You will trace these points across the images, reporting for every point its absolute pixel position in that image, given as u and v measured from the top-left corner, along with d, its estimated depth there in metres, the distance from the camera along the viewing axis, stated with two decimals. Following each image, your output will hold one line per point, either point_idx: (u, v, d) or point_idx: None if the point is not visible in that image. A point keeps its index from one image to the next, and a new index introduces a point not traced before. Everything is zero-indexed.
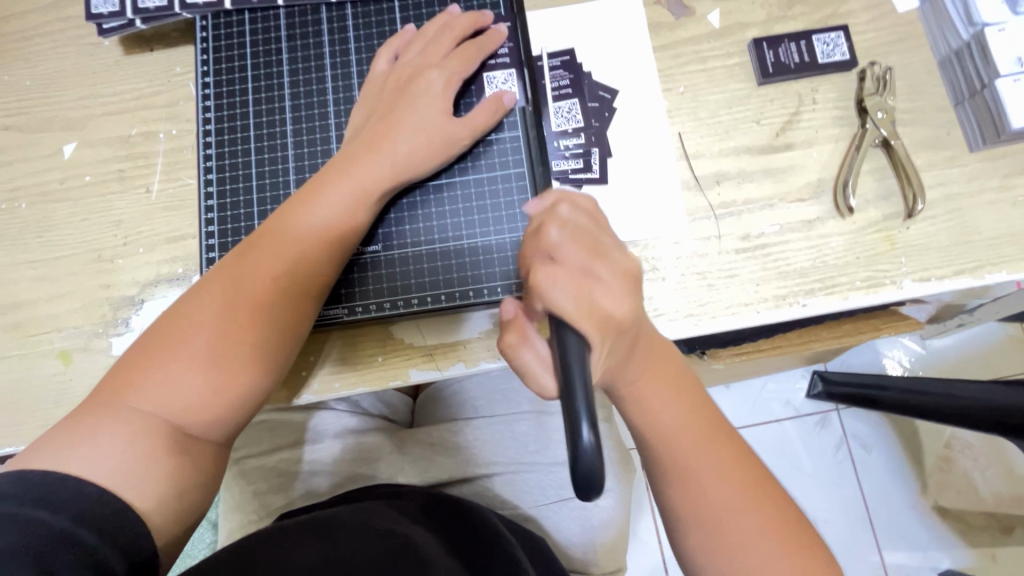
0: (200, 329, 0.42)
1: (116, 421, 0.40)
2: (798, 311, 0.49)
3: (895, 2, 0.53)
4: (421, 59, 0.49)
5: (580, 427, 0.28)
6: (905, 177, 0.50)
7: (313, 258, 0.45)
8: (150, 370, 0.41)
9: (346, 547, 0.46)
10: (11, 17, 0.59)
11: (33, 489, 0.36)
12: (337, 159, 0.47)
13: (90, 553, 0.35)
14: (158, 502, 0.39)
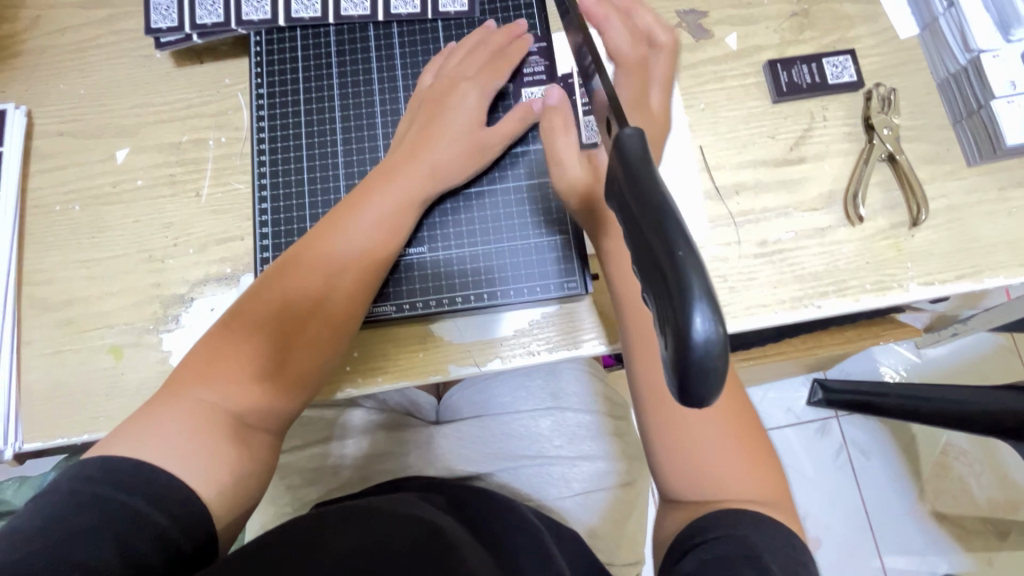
0: (259, 325, 0.46)
1: (180, 411, 0.42)
2: (813, 312, 0.53)
3: (897, 29, 0.58)
4: (455, 76, 0.54)
5: (693, 309, 0.19)
6: (909, 190, 0.54)
7: (362, 257, 0.49)
8: (215, 364, 0.44)
9: (383, 530, 0.47)
10: (67, 29, 0.62)
11: (107, 472, 0.38)
12: (380, 169, 0.52)
13: (161, 532, 0.37)
14: (218, 488, 0.41)
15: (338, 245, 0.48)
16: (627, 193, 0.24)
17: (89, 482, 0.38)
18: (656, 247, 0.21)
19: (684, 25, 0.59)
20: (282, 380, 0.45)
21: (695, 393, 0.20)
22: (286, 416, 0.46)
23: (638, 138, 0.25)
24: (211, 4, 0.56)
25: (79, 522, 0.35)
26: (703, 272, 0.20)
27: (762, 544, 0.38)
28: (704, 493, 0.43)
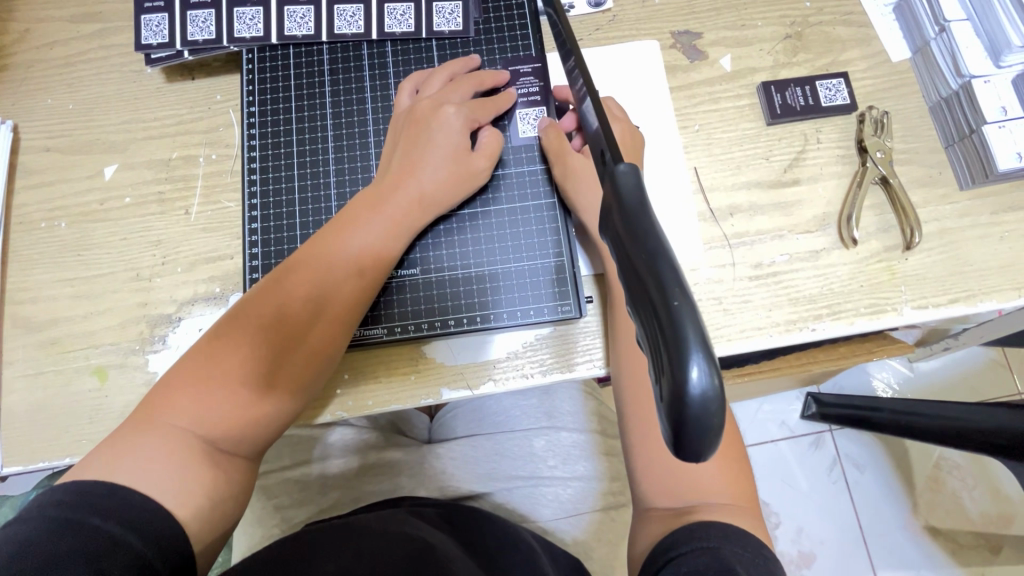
0: (237, 351, 0.44)
1: (155, 438, 0.41)
2: (808, 335, 0.52)
3: (889, 53, 0.59)
4: (438, 98, 0.52)
5: (690, 361, 0.19)
6: (903, 213, 0.54)
7: (347, 282, 0.48)
8: (192, 386, 0.42)
9: (369, 552, 0.47)
10: (56, 43, 0.61)
11: (82, 496, 0.37)
12: (367, 192, 0.51)
13: (138, 558, 0.35)
14: (197, 513, 0.40)
15: (325, 270, 0.47)
16: (624, 232, 0.24)
17: (63, 505, 0.36)
18: (652, 295, 0.21)
19: (678, 46, 0.59)
20: (260, 411, 0.44)
21: (692, 448, 0.20)
22: (266, 440, 0.46)
23: (634, 175, 0.25)
24: (203, 20, 0.56)
25: (51, 547, 0.34)
26: (699, 320, 0.20)
27: (735, 556, 0.37)
28: (680, 501, 0.43)
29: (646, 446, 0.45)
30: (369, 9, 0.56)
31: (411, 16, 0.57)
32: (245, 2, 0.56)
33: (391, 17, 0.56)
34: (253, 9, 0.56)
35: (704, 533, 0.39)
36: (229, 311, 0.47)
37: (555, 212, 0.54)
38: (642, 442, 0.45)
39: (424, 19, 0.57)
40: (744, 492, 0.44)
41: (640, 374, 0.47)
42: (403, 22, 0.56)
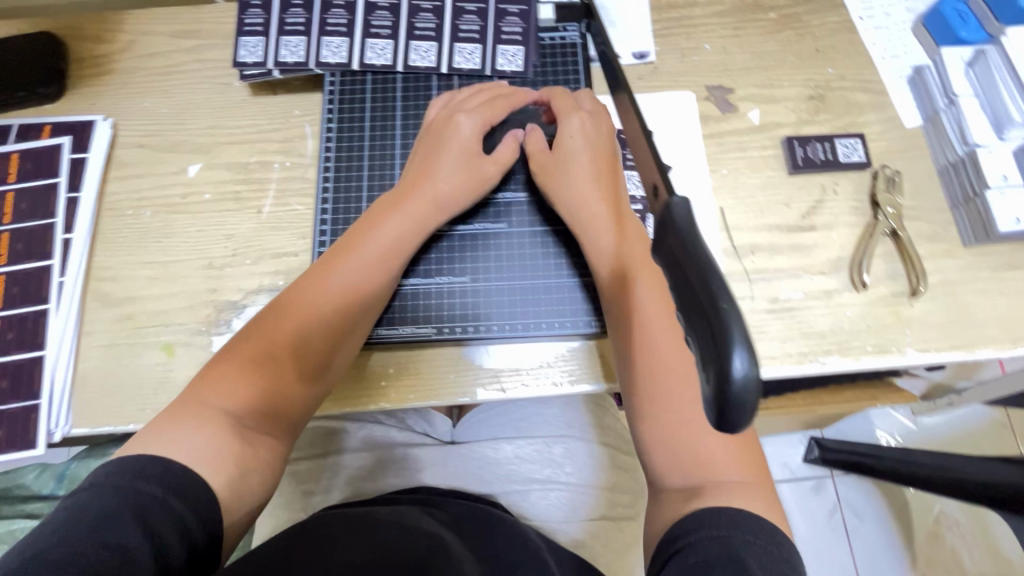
0: (266, 339, 0.50)
1: (189, 413, 0.46)
2: (817, 368, 0.57)
3: (903, 118, 0.65)
4: (455, 109, 0.59)
5: (734, 353, 0.24)
6: (910, 262, 0.59)
7: (368, 279, 0.53)
8: (226, 371, 0.48)
9: (383, 545, 0.51)
10: (157, 54, 0.69)
11: (129, 466, 0.41)
12: (384, 198, 0.57)
13: (180, 521, 0.40)
14: (231, 480, 0.44)
15: (346, 270, 0.53)
16: (680, 248, 0.28)
17: (117, 473, 0.41)
18: (703, 301, 0.26)
19: (712, 98, 0.66)
20: (279, 393, 0.49)
21: (732, 423, 0.24)
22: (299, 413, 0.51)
23: (685, 203, 0.30)
24: (295, 46, 0.63)
25: (104, 508, 0.38)
26: (743, 321, 0.25)
27: (740, 540, 0.41)
28: (693, 477, 0.47)
29: (654, 428, 0.49)
30: (442, 47, 0.64)
31: (478, 54, 0.64)
32: (333, 33, 0.63)
33: (460, 55, 0.64)
34: (340, 40, 0.63)
35: (711, 519, 0.42)
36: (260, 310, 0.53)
37: None
38: (654, 426, 0.49)
39: (488, 59, 0.64)
40: (750, 462, 0.47)
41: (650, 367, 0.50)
42: (470, 60, 0.64)
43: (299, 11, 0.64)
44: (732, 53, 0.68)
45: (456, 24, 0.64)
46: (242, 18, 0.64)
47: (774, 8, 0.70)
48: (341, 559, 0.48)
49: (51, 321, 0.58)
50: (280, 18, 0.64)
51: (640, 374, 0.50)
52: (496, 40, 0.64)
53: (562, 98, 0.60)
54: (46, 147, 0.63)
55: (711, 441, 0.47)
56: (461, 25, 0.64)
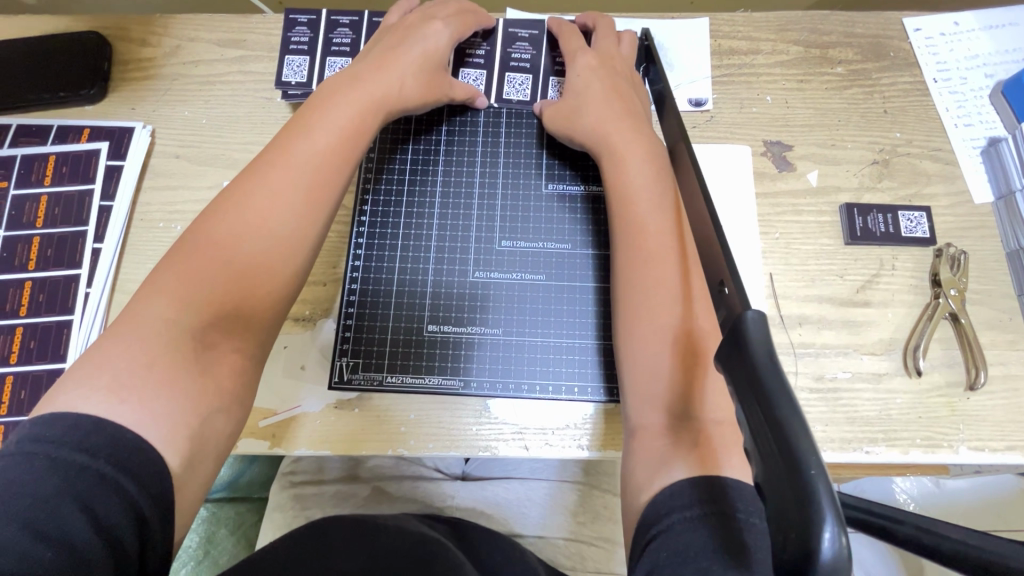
0: (206, 232, 0.45)
1: (122, 329, 0.41)
2: (861, 457, 0.53)
3: (972, 194, 0.61)
4: (425, 15, 0.59)
5: (824, 525, 0.21)
6: (969, 352, 0.55)
7: (323, 166, 0.50)
8: (164, 277, 0.43)
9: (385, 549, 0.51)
10: (200, 62, 0.67)
11: (58, 431, 0.35)
12: (328, 90, 0.54)
13: (131, 501, 0.34)
14: (184, 426, 0.39)
15: (295, 157, 0.49)
16: (758, 378, 0.26)
17: (52, 444, 0.34)
18: (786, 468, 0.23)
19: (769, 155, 0.63)
20: (227, 291, 0.44)
21: None
22: (259, 315, 0.45)
23: (761, 321, 0.28)
24: (341, 66, 0.62)
25: (39, 490, 0.33)
26: (829, 485, 0.22)
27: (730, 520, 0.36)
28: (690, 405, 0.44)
29: (635, 346, 0.47)
30: (491, 76, 0.62)
31: (528, 86, 0.62)
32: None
33: (509, 85, 0.62)
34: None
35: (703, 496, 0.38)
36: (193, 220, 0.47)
37: None
38: (631, 341, 0.47)
39: (539, 91, 0.62)
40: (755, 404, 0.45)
41: (653, 289, 0.48)
42: (520, 90, 0.62)
43: (346, 30, 0.63)
44: (794, 107, 0.64)
45: (508, 52, 0.62)
46: (288, 35, 0.63)
47: (842, 62, 0.66)
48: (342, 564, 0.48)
49: (75, 331, 0.57)
50: (326, 36, 0.63)
51: (625, 289, 0.49)
52: (549, 71, 0.62)
53: (570, 37, 0.60)
54: (84, 152, 0.63)
55: (696, 367, 0.45)
56: (513, 54, 0.62)
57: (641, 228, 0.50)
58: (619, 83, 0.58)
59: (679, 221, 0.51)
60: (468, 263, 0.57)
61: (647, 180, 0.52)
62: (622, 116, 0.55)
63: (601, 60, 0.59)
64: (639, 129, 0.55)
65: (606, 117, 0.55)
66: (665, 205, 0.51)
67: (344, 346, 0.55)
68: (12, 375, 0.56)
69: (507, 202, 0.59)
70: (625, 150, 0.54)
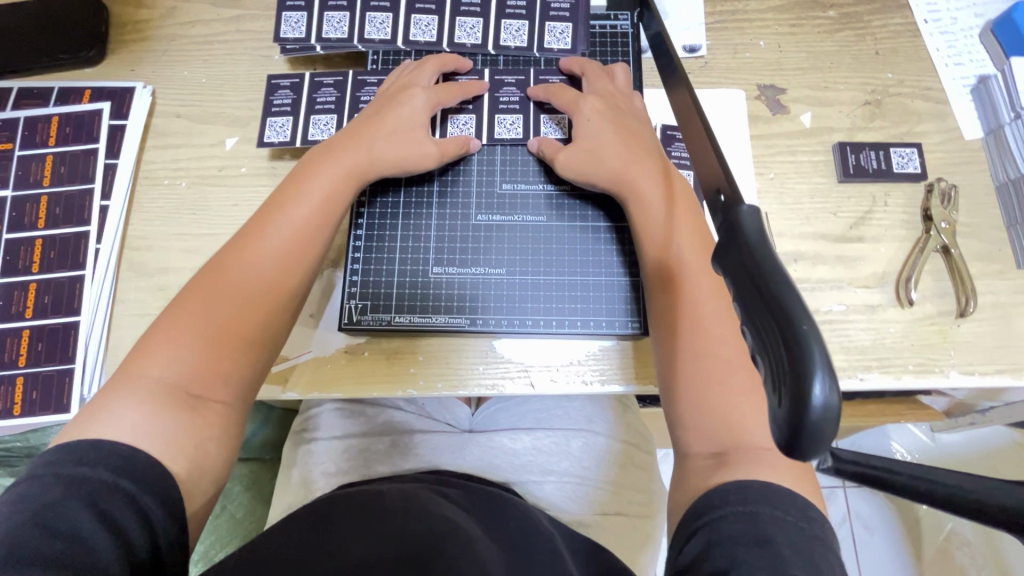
0: (194, 308, 0.47)
1: (118, 391, 0.43)
2: (856, 384, 0.55)
3: (962, 130, 0.62)
4: (409, 82, 0.58)
5: (814, 377, 0.23)
6: (960, 282, 0.57)
7: (296, 246, 0.51)
8: (156, 346, 0.45)
9: (396, 532, 0.51)
10: (197, 22, 0.68)
11: (71, 454, 0.39)
12: (312, 159, 0.55)
13: (132, 500, 0.38)
14: (184, 455, 0.42)
15: (277, 229, 0.51)
16: (757, 269, 0.27)
17: (56, 462, 0.38)
18: (778, 326, 0.24)
19: (763, 98, 0.64)
20: (208, 376, 0.45)
21: (805, 450, 0.23)
22: (243, 380, 0.47)
23: (755, 213, 0.30)
24: (325, 124, 0.62)
25: (49, 496, 0.37)
26: (823, 344, 0.23)
27: (772, 522, 0.37)
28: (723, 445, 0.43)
29: (680, 404, 0.46)
30: (480, 120, 0.60)
31: (525, 32, 0.62)
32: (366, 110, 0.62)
33: (500, 126, 0.60)
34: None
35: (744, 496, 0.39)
36: (188, 283, 0.49)
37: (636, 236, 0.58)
38: (675, 398, 0.47)
39: (531, 129, 0.60)
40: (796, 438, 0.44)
41: (685, 346, 0.48)
42: (511, 131, 0.60)
43: (331, 90, 0.62)
44: (787, 52, 0.65)
45: (495, 96, 0.61)
46: (272, 99, 0.63)
47: (834, 5, 0.66)
48: (353, 554, 0.48)
49: (87, 287, 0.59)
50: (310, 96, 0.63)
51: (663, 350, 0.49)
52: (539, 109, 0.61)
53: (563, 91, 0.59)
54: (86, 112, 0.63)
55: (710, 374, 0.46)
56: (500, 97, 0.61)
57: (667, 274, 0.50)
58: (629, 121, 0.56)
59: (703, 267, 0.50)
60: (471, 209, 0.58)
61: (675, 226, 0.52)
62: (641, 157, 0.54)
63: (607, 103, 0.57)
64: (661, 172, 0.55)
65: (625, 159, 0.54)
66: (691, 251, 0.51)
67: (352, 289, 0.56)
68: (29, 330, 0.57)
69: (506, 149, 0.60)
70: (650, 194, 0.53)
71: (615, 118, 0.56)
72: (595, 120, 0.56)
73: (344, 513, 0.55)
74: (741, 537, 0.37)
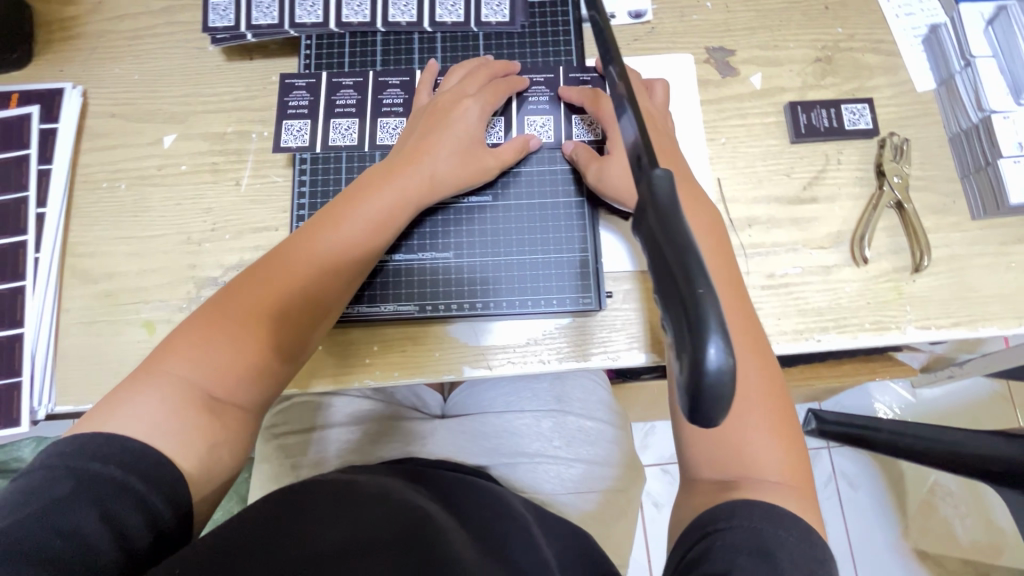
0: (249, 316, 0.46)
1: (153, 388, 0.42)
2: (813, 346, 0.55)
3: (914, 82, 0.61)
4: (460, 91, 0.57)
5: (707, 342, 0.22)
6: (914, 237, 0.57)
7: (350, 261, 0.50)
8: (201, 346, 0.44)
9: (367, 518, 0.46)
10: (126, 16, 0.65)
11: (88, 447, 0.39)
12: (373, 172, 0.53)
13: (141, 499, 0.38)
14: (192, 453, 0.42)
15: (334, 242, 0.49)
16: (660, 237, 0.27)
17: (68, 456, 0.39)
18: (679, 286, 0.24)
19: (712, 62, 0.62)
20: (248, 387, 0.45)
21: (704, 417, 0.23)
22: (266, 393, 0.46)
23: (668, 178, 0.29)
24: (346, 129, 0.60)
25: (57, 492, 0.37)
26: (717, 307, 0.23)
27: (776, 539, 0.38)
28: (726, 474, 0.42)
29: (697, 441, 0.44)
30: (512, 121, 0.59)
31: (461, 7, 0.61)
32: (388, 113, 0.60)
33: (531, 128, 0.59)
34: (395, 121, 0.60)
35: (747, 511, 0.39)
36: (234, 279, 0.48)
37: (583, 212, 0.57)
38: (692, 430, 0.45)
39: (563, 131, 0.58)
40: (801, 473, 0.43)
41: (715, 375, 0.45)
42: (543, 133, 0.59)
43: (303, 93, 0.60)
44: (734, 12, 0.63)
45: (525, 97, 0.59)
46: (286, 100, 0.60)
47: None
48: (324, 537, 0.43)
49: (29, 297, 0.57)
50: (328, 99, 0.60)
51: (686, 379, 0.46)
52: (570, 111, 0.59)
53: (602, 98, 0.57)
54: (14, 117, 0.61)
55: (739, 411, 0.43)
56: (531, 98, 0.59)
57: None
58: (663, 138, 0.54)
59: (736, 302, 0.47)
60: None
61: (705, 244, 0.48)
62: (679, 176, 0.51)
63: (641, 117, 0.54)
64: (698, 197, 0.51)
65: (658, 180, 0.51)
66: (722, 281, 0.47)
67: None
68: None
69: None
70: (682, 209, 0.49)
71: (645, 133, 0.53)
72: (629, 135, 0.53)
73: (318, 491, 0.50)
74: (740, 546, 0.37)
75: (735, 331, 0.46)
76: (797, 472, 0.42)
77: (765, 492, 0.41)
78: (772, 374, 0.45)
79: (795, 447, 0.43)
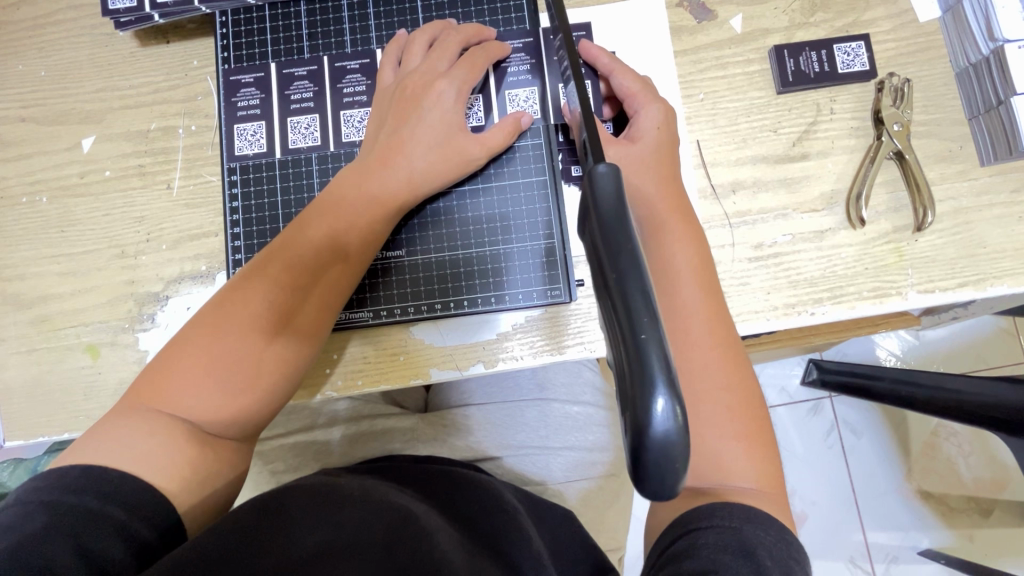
0: (226, 345, 0.41)
1: (132, 420, 0.38)
2: (806, 320, 0.51)
3: (916, 11, 0.54)
4: (432, 67, 0.49)
5: (654, 395, 0.20)
6: (916, 191, 0.51)
7: (333, 279, 0.45)
8: (179, 380, 0.40)
9: (353, 515, 0.40)
10: (21, 3, 0.57)
11: (58, 479, 0.35)
12: (348, 170, 0.48)
13: (122, 525, 0.34)
14: (183, 490, 0.38)
15: (310, 257, 0.44)
16: (604, 263, 0.23)
17: (37, 490, 0.34)
18: (622, 329, 0.22)
19: (686, 4, 0.55)
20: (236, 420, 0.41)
21: (653, 473, 0.21)
22: (257, 424, 0.43)
23: (611, 180, 0.24)
24: (306, 126, 0.54)
25: (27, 526, 0.32)
26: (663, 350, 0.21)
27: (754, 539, 0.35)
28: (702, 483, 0.39)
29: None
30: (491, 98, 0.53)
31: None
32: (352, 103, 0.54)
33: (514, 104, 0.53)
34: (361, 112, 0.54)
35: (725, 513, 0.36)
36: (208, 301, 0.43)
37: (546, 191, 0.52)
38: None
39: (549, 105, 0.52)
40: (772, 473, 0.40)
41: (707, 382, 0.40)
42: (526, 109, 0.53)
43: (252, 89, 0.54)
44: None
45: (503, 68, 0.53)
46: (235, 99, 0.54)
47: None
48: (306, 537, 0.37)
49: None
50: (282, 93, 0.54)
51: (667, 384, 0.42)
52: (556, 77, 0.53)
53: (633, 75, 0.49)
54: None
55: (729, 416, 0.40)
56: (510, 68, 0.53)
57: (693, 304, 0.42)
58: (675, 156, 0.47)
59: (716, 297, 0.43)
60: None
61: (696, 263, 0.43)
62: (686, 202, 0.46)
63: (670, 120, 0.48)
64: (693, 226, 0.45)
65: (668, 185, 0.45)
66: (712, 283, 0.43)
67: None
68: None
69: None
70: (672, 224, 0.44)
71: (663, 136, 0.47)
72: (651, 136, 0.47)
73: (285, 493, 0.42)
74: (723, 546, 0.34)
75: (720, 334, 0.42)
76: (768, 478, 0.39)
77: (752, 504, 0.37)
78: (742, 375, 0.41)
79: (768, 457, 0.40)
